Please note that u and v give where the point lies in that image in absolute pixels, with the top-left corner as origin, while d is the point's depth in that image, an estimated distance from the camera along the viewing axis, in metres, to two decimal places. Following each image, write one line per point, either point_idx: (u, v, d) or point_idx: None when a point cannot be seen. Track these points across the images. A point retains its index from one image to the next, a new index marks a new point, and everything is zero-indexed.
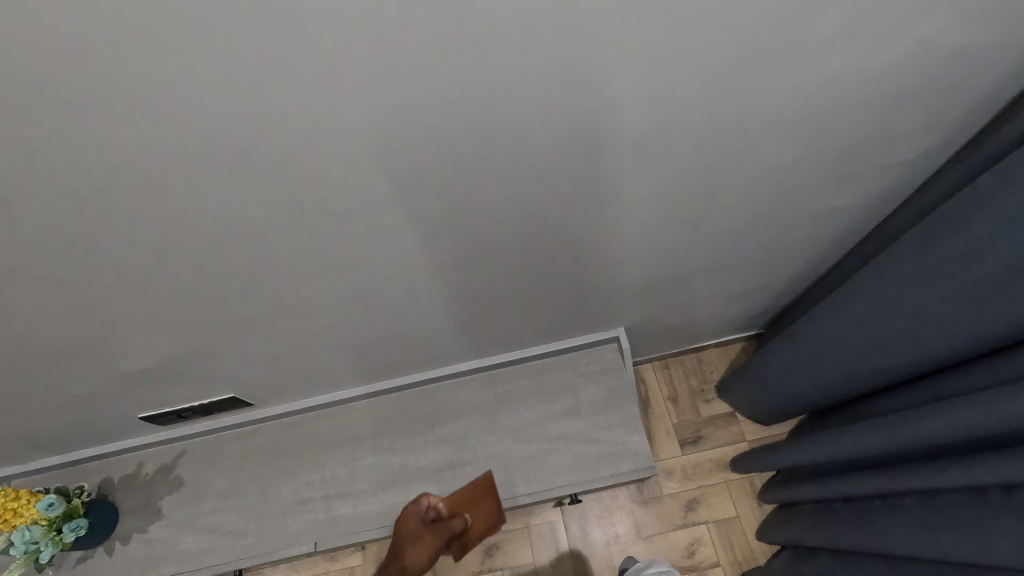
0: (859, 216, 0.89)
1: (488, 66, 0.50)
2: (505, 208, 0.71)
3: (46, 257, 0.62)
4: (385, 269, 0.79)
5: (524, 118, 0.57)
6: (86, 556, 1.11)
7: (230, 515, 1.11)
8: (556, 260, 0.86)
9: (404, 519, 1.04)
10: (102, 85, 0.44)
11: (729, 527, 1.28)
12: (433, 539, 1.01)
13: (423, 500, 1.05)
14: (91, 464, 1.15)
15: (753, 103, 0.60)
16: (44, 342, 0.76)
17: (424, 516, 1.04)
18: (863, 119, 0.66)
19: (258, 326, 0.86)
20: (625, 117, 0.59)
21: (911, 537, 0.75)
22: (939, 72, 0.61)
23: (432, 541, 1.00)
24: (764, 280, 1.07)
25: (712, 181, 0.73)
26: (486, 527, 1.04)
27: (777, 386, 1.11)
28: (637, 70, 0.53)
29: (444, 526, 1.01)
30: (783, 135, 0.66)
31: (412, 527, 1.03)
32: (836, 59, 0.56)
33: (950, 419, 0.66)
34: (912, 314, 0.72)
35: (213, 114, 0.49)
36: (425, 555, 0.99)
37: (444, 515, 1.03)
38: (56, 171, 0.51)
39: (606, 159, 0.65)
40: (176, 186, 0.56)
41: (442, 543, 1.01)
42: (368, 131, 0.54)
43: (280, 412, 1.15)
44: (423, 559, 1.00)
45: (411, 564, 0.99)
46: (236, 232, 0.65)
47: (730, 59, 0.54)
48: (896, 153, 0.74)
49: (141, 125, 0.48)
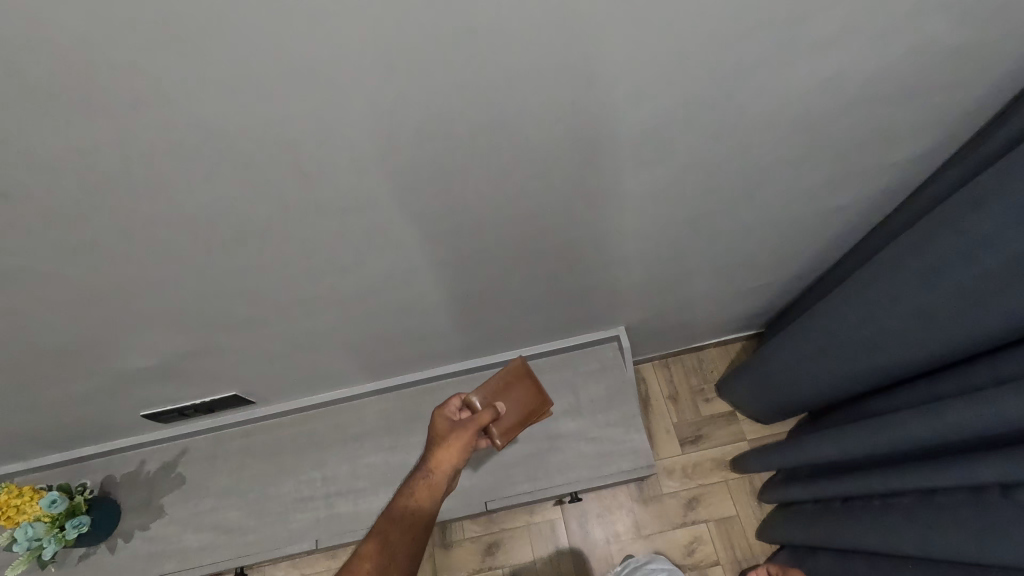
0: (859, 215, 0.89)
1: (490, 66, 0.50)
2: (506, 207, 0.71)
3: (49, 255, 0.62)
4: (387, 268, 0.80)
5: (525, 116, 0.57)
6: (88, 553, 1.11)
7: (232, 512, 1.12)
8: (557, 258, 0.87)
9: (431, 430, 0.84)
10: (107, 83, 0.44)
11: (729, 526, 1.29)
12: (465, 433, 0.82)
13: (448, 405, 0.88)
14: (93, 462, 1.15)
15: (754, 102, 0.60)
16: (48, 339, 0.76)
17: (450, 416, 0.87)
18: (863, 119, 0.67)
19: (259, 324, 0.87)
20: (626, 115, 0.60)
21: (910, 536, 0.76)
22: (939, 72, 0.61)
23: (465, 435, 0.82)
24: (764, 279, 1.08)
25: (712, 181, 0.73)
26: (527, 417, 0.93)
27: (776, 385, 1.11)
28: (638, 70, 0.54)
29: (474, 418, 0.85)
30: (783, 134, 0.67)
31: (439, 428, 0.83)
32: (837, 58, 0.56)
33: (949, 418, 0.67)
34: (911, 314, 0.72)
35: (217, 113, 0.49)
36: (452, 457, 0.79)
37: (472, 406, 0.89)
38: (61, 169, 0.52)
39: (606, 158, 0.66)
40: (179, 184, 0.56)
41: (475, 434, 0.84)
42: (371, 129, 0.54)
43: (282, 410, 1.15)
44: (457, 450, 0.80)
45: (439, 474, 0.78)
46: (238, 230, 0.65)
47: (731, 58, 0.54)
48: (896, 152, 0.74)
49: (145, 123, 0.49)
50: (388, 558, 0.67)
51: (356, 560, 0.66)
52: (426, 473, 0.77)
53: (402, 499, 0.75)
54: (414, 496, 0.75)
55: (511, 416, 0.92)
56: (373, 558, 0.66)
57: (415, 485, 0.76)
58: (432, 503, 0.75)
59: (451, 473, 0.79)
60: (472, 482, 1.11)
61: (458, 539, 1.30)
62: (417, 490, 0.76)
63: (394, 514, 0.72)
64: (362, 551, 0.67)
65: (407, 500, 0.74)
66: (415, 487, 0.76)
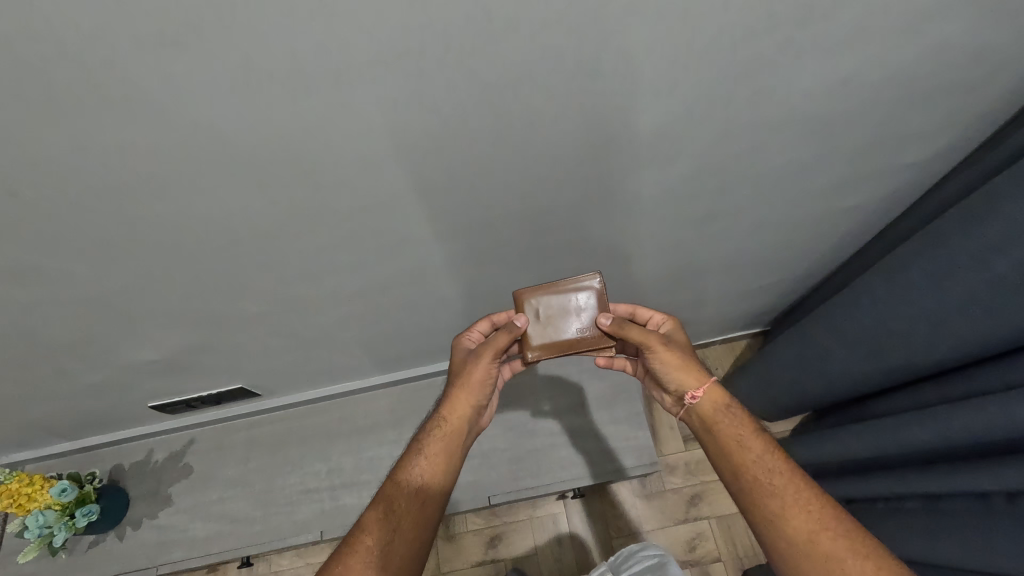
0: (869, 216, 0.88)
1: (499, 64, 0.50)
2: (513, 205, 0.71)
3: (57, 250, 0.63)
4: (393, 265, 0.80)
5: (534, 114, 0.57)
6: (97, 540, 1.12)
7: (238, 503, 1.13)
8: (564, 256, 0.86)
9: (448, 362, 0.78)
10: (111, 78, 0.44)
11: (731, 523, 1.28)
12: (479, 367, 0.75)
13: (472, 332, 0.80)
14: (102, 451, 1.17)
15: (766, 101, 0.59)
16: (57, 332, 0.77)
17: (473, 345, 0.79)
18: (877, 118, 0.65)
19: (264, 319, 0.87)
20: (637, 113, 0.59)
21: (916, 540, 0.75)
22: (957, 71, 0.60)
23: (478, 370, 0.75)
24: (771, 279, 1.07)
25: (721, 180, 0.72)
26: (579, 339, 0.76)
27: (780, 385, 1.11)
28: (650, 67, 0.53)
29: (489, 344, 0.75)
30: (795, 134, 0.66)
31: (454, 364, 0.77)
32: (853, 58, 0.55)
33: (956, 424, 0.66)
34: (918, 317, 0.72)
35: (222, 110, 0.49)
36: (465, 399, 0.75)
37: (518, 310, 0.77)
38: (67, 165, 0.52)
39: (615, 155, 0.65)
40: (186, 180, 0.56)
41: (493, 364, 0.76)
42: (379, 127, 0.54)
43: (287, 402, 1.16)
44: (472, 389, 0.75)
45: (453, 420, 0.74)
46: (245, 227, 0.66)
47: (745, 56, 0.53)
48: (910, 153, 0.73)
49: (151, 119, 0.49)
50: (393, 528, 0.67)
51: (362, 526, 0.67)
52: (437, 422, 0.75)
53: (414, 454, 0.73)
54: (424, 453, 0.72)
55: (560, 329, 0.76)
56: (377, 526, 0.67)
57: (425, 439, 0.74)
58: (446, 454, 0.73)
59: (466, 416, 0.75)
60: (475, 476, 1.11)
61: (461, 532, 1.31)
62: (428, 443, 0.73)
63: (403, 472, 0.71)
64: (367, 518, 0.67)
65: (418, 457, 0.72)
66: (428, 438, 0.73)
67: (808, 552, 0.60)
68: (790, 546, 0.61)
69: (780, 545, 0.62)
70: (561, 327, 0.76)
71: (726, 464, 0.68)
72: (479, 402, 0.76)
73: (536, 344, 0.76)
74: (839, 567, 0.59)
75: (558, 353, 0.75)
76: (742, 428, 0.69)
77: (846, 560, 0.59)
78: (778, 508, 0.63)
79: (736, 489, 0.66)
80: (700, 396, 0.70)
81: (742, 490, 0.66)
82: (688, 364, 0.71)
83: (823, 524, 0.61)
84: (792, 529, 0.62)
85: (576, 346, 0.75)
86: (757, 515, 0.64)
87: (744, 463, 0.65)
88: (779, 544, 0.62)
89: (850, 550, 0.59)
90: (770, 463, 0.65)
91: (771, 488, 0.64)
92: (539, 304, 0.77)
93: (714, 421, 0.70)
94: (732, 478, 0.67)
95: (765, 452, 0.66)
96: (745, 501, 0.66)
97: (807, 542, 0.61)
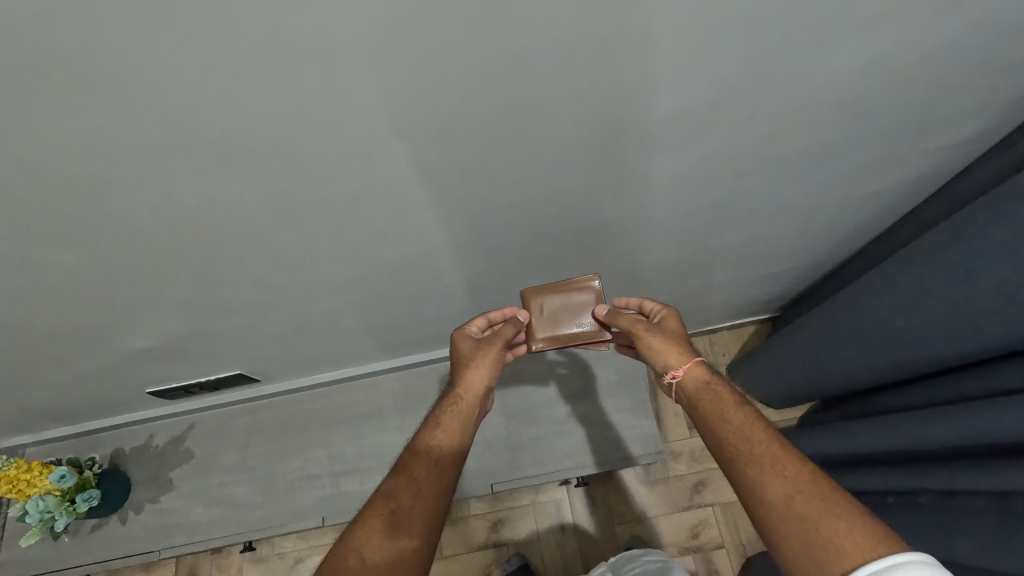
0: (891, 202, 0.85)
1: (507, 43, 0.46)
2: (519, 190, 0.68)
3: (40, 239, 0.60)
4: (394, 252, 0.77)
5: (544, 97, 0.53)
6: (99, 524, 1.12)
7: (240, 488, 1.12)
8: (571, 241, 0.83)
9: (453, 348, 0.77)
10: (80, 60, 0.40)
11: (735, 511, 1.28)
12: (493, 350, 0.75)
13: (469, 324, 0.79)
14: (101, 435, 1.16)
15: (792, 81, 0.55)
16: (48, 321, 0.75)
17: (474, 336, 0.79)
18: (908, 100, 0.61)
19: (262, 306, 0.85)
20: (654, 95, 0.55)
21: (927, 537, 0.74)
22: (999, 50, 0.55)
23: (492, 353, 0.75)
24: (783, 265, 1.04)
25: (737, 165, 0.69)
26: (581, 333, 0.78)
27: (791, 373, 1.08)
28: (670, 46, 0.49)
29: (497, 333, 0.76)
30: (820, 116, 0.62)
31: (459, 348, 0.76)
32: (891, 33, 0.51)
33: (978, 423, 0.64)
34: (940, 311, 0.69)
35: (206, 94, 0.45)
36: (480, 379, 0.74)
37: (524, 307, 0.80)
38: (44, 153, 0.49)
39: (628, 139, 0.61)
40: (171, 167, 0.53)
41: (504, 349, 0.76)
42: (378, 110, 0.51)
43: (288, 388, 1.14)
44: (484, 368, 0.74)
45: (468, 398, 0.73)
46: (238, 214, 0.63)
47: (773, 34, 0.49)
48: (939, 137, 0.69)
49: (130, 105, 0.45)
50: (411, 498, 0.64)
51: (379, 498, 0.64)
52: (451, 400, 0.73)
53: (427, 429, 0.71)
54: (440, 427, 0.70)
55: (563, 324, 0.78)
56: (395, 496, 0.64)
57: (439, 415, 0.72)
58: (461, 430, 0.71)
59: (479, 396, 0.74)
60: (478, 464, 1.11)
61: (465, 516, 1.31)
62: (442, 419, 0.71)
63: (415, 447, 0.69)
64: (385, 489, 0.65)
65: (433, 431, 0.70)
66: (442, 415, 0.72)
67: (783, 517, 0.55)
68: (768, 514, 0.56)
69: (759, 515, 0.57)
70: (564, 322, 0.79)
71: (709, 439, 0.64)
72: (492, 383, 0.76)
73: (539, 335, 0.78)
74: (816, 530, 0.53)
75: (560, 345, 0.78)
76: (724, 402, 0.66)
77: (822, 522, 0.53)
78: (754, 474, 0.58)
79: (721, 463, 0.63)
80: (679, 375, 0.69)
81: (724, 465, 0.62)
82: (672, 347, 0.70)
83: (799, 487, 0.56)
84: (767, 495, 0.57)
85: (578, 339, 0.78)
86: (737, 487, 0.60)
87: (721, 432, 0.62)
88: (758, 515, 0.57)
89: (827, 511, 0.53)
90: (747, 432, 0.61)
91: (746, 455, 0.60)
92: (544, 303, 0.80)
93: (697, 398, 0.68)
94: (716, 453, 0.63)
95: (744, 422, 0.63)
96: (728, 475, 0.62)
97: (782, 506, 0.55)
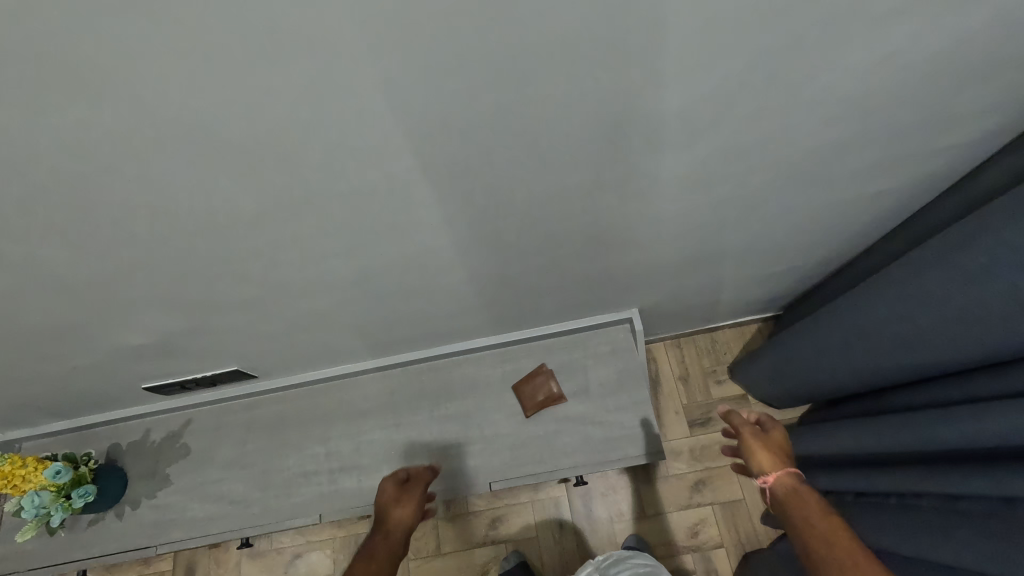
0: (899, 201, 0.83)
1: (507, 38, 0.44)
2: (519, 188, 0.67)
3: (29, 236, 0.59)
4: (391, 249, 0.76)
5: (544, 93, 0.51)
6: (96, 519, 1.12)
7: (237, 484, 1.12)
8: (572, 239, 0.82)
9: (376, 497, 0.86)
10: (61, 54, 0.39)
11: (735, 510, 1.27)
12: (413, 491, 0.86)
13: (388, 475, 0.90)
14: (98, 430, 1.15)
15: (799, 79, 0.54)
16: (40, 317, 0.74)
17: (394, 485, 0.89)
18: (920, 98, 0.60)
19: (258, 303, 0.83)
20: (658, 92, 0.53)
21: (925, 540, 0.73)
22: (1016, 47, 0.53)
23: (414, 494, 0.86)
24: (787, 264, 1.02)
25: (742, 164, 0.68)
26: None
27: (794, 372, 1.07)
28: (675, 40, 0.47)
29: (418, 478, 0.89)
30: (829, 113, 0.60)
31: (382, 495, 0.86)
32: (905, 30, 0.49)
33: (987, 427, 0.63)
34: (951, 313, 0.68)
35: (194, 89, 0.44)
36: (405, 517, 0.82)
37: None
38: (28, 149, 0.47)
39: (630, 137, 0.60)
40: (160, 162, 0.52)
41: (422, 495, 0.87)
42: (373, 106, 0.49)
43: (285, 384, 1.13)
44: (408, 507, 0.84)
45: (392, 533, 0.79)
46: (231, 211, 0.61)
47: (782, 29, 0.47)
48: (951, 135, 0.67)
49: (116, 100, 0.43)
50: None
51: None
52: (376, 539, 0.78)
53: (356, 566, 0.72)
54: (370, 562, 0.73)
55: None
56: None
57: (365, 553, 0.75)
58: (390, 563, 0.74)
59: (403, 533, 0.80)
60: (476, 462, 1.10)
61: (462, 513, 1.31)
62: (370, 553, 0.75)
63: None
64: None
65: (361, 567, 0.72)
66: (369, 552, 0.75)
67: None
68: None
69: None
70: None
71: (797, 543, 0.67)
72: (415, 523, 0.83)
73: None
74: None
75: None
76: (812, 509, 0.69)
77: None
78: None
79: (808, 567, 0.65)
80: (770, 481, 0.76)
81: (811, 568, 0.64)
82: (770, 454, 0.79)
83: None
84: None
85: None
86: None
87: (807, 536, 0.66)
88: None
89: None
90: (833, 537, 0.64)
91: (831, 559, 0.62)
92: None
93: (787, 503, 0.72)
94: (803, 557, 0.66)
95: (831, 528, 0.66)
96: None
97: None
